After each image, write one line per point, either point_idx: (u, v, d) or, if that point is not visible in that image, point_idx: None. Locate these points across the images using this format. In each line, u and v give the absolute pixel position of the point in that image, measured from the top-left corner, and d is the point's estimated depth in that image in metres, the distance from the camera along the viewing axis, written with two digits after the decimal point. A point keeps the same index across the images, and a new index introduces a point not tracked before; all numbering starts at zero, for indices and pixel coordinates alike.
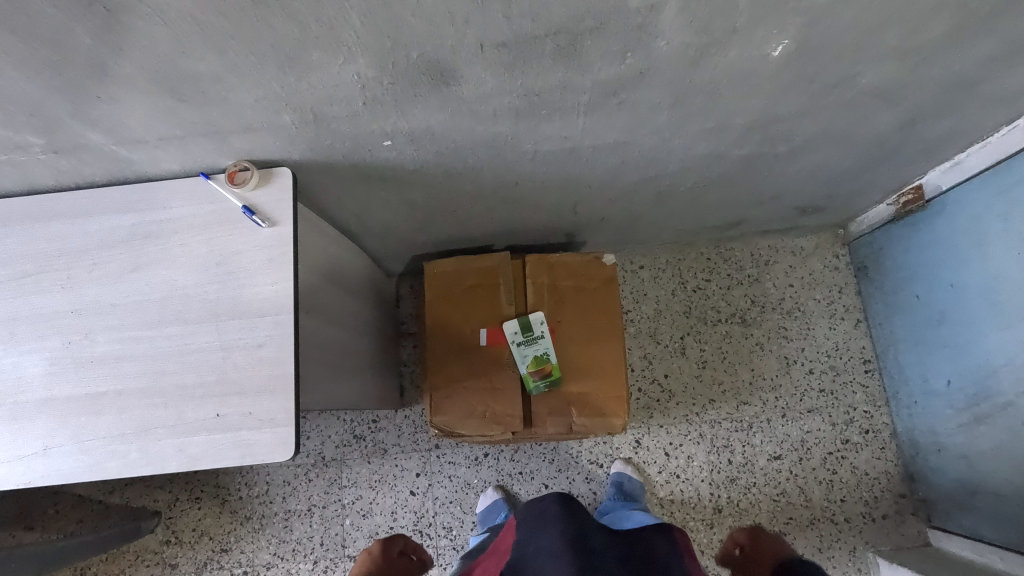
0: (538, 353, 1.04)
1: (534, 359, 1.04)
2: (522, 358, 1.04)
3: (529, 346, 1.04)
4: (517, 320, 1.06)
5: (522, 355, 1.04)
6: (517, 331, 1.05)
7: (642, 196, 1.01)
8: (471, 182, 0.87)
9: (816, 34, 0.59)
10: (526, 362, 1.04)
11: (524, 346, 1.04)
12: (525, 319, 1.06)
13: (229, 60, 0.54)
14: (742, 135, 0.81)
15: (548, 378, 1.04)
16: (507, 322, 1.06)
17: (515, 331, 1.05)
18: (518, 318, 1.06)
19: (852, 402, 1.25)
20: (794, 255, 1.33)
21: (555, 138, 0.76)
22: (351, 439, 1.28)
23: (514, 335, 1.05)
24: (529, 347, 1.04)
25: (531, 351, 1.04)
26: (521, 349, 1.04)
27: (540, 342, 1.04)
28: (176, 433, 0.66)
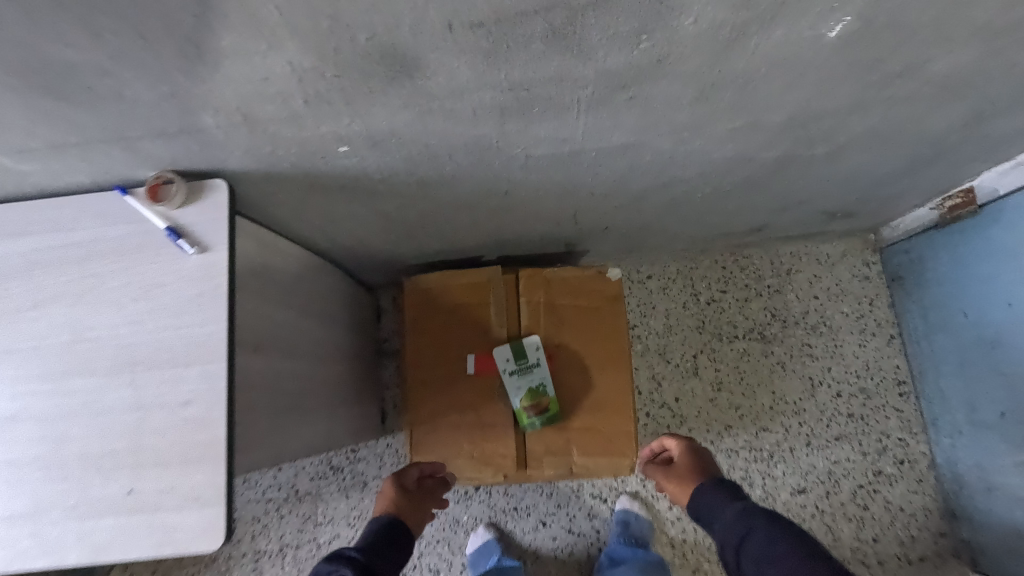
0: (533, 385, 0.91)
1: (528, 392, 0.90)
2: (515, 390, 0.91)
3: (523, 376, 0.91)
4: (510, 345, 0.92)
5: (515, 387, 0.91)
6: (509, 358, 0.92)
7: (652, 204, 0.88)
8: (452, 191, 0.74)
9: (888, 9, 0.46)
10: (520, 396, 0.91)
11: (518, 376, 0.91)
12: (518, 344, 0.92)
13: (111, 47, 0.40)
14: (776, 136, 0.68)
15: (544, 413, 0.90)
16: (498, 347, 0.93)
17: (507, 359, 0.92)
18: (510, 343, 0.93)
19: (884, 429, 1.12)
20: (819, 263, 1.19)
21: (550, 140, 0.62)
22: (327, 471, 1.16)
23: (506, 363, 0.92)
24: (523, 378, 0.91)
25: (525, 382, 0.91)
26: (513, 380, 0.91)
27: (536, 372, 0.91)
28: (79, 515, 0.53)
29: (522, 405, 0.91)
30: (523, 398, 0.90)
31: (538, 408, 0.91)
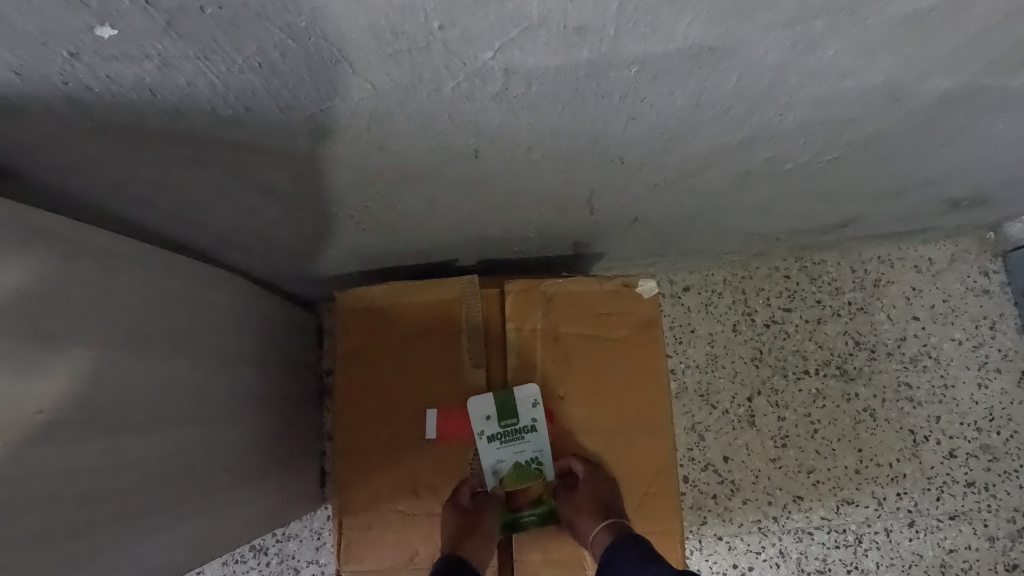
0: (526, 461, 0.62)
1: (517, 470, 0.62)
2: (500, 467, 0.61)
3: (511, 448, 0.61)
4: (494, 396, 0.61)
5: (499, 463, 0.61)
6: (490, 420, 0.61)
7: (713, 182, 0.56)
8: (381, 148, 0.42)
9: None
10: (505, 475, 0.62)
11: (503, 448, 0.61)
12: (506, 398, 0.61)
13: None
14: (974, 39, 0.36)
15: (538, 506, 0.62)
16: (475, 399, 0.62)
17: (488, 420, 0.61)
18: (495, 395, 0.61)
19: (1018, 505, 0.80)
20: (920, 271, 0.87)
21: (554, 30, 0.31)
22: (245, 554, 0.84)
23: (486, 426, 0.61)
24: (511, 451, 0.61)
25: (514, 457, 0.61)
26: (497, 453, 0.61)
27: (531, 441, 0.62)
28: None
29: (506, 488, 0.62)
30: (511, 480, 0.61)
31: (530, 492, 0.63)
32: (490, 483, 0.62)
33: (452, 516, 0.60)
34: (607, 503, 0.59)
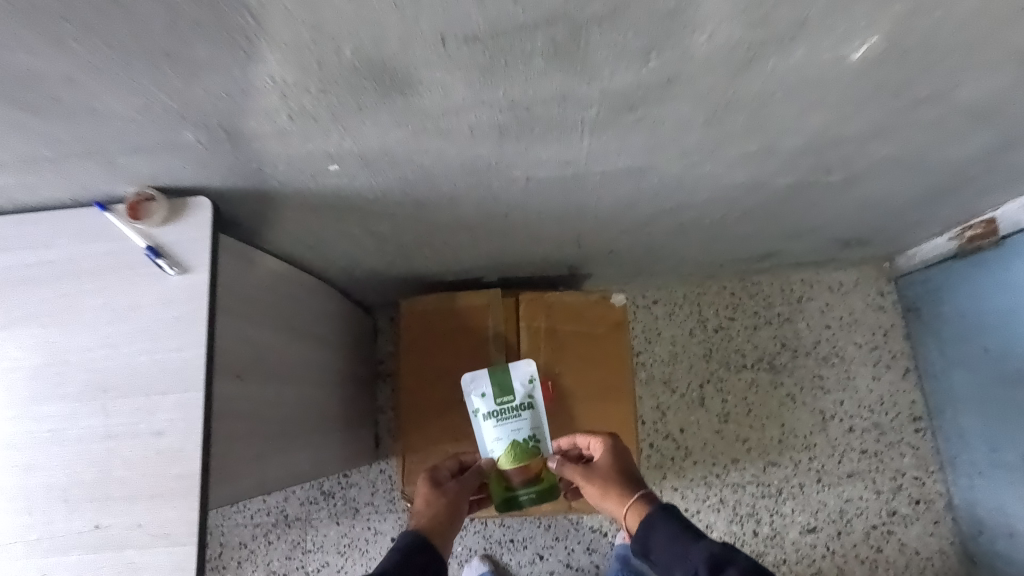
0: (524, 433, 0.72)
1: (513, 446, 0.71)
2: (500, 438, 0.71)
3: (510, 420, 0.72)
4: (492, 376, 0.73)
5: (499, 435, 0.71)
6: (492, 395, 0.73)
7: (660, 228, 0.84)
8: (449, 211, 0.70)
9: (918, 29, 0.42)
10: (505, 447, 0.71)
11: (503, 421, 0.72)
12: (505, 376, 0.73)
13: (77, 56, 0.37)
14: (790, 161, 0.64)
15: (531, 486, 0.72)
16: (477, 376, 0.74)
17: (489, 395, 0.73)
18: (494, 373, 0.74)
19: (899, 467, 1.07)
20: (831, 291, 1.15)
21: (553, 161, 0.59)
22: (318, 497, 1.11)
23: (488, 401, 0.73)
24: (511, 423, 0.72)
25: (514, 429, 0.72)
26: (498, 425, 0.72)
27: (526, 419, 0.72)
28: (43, 549, 0.50)
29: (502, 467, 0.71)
30: (510, 451, 0.71)
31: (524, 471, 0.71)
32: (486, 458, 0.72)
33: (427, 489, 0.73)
34: (626, 473, 0.70)
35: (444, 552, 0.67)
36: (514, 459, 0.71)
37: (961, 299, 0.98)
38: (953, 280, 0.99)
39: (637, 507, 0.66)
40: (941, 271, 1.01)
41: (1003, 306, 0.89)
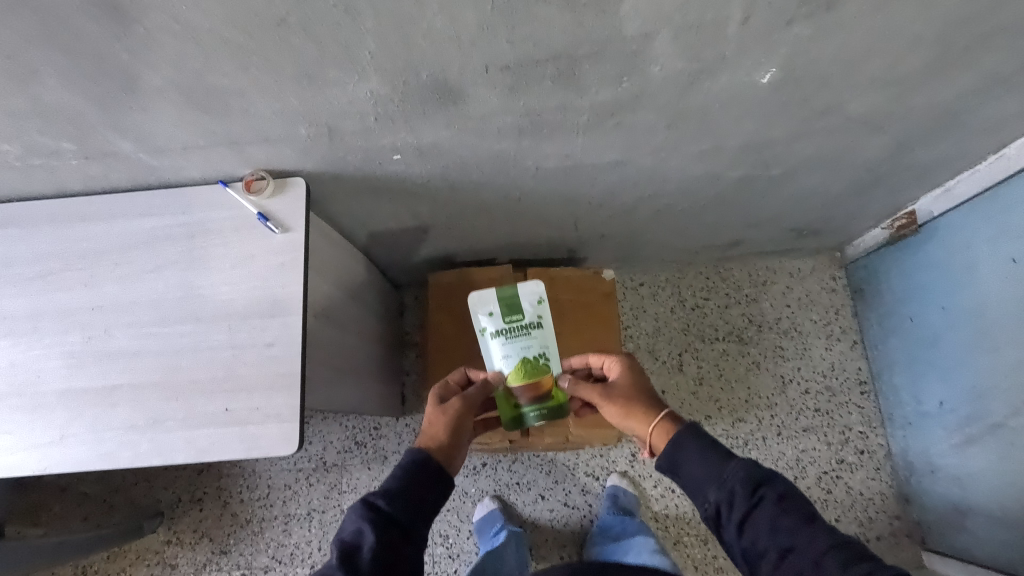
0: (532, 348, 0.85)
1: (523, 360, 0.84)
2: (510, 351, 0.85)
3: (520, 336, 0.85)
4: (503, 299, 0.85)
5: (510, 348, 0.85)
6: (502, 314, 0.85)
7: (641, 214, 1.05)
8: (475, 196, 0.91)
9: (802, 62, 0.63)
10: (515, 359, 0.84)
11: (513, 336, 0.85)
12: (515, 297, 0.86)
13: (251, 75, 0.58)
14: (736, 157, 0.85)
15: (535, 406, 0.85)
16: (489, 299, 0.85)
17: (501, 314, 0.85)
18: (505, 294, 0.85)
19: (847, 422, 1.26)
20: (791, 276, 1.35)
21: (556, 155, 0.79)
22: (352, 446, 1.30)
23: (498, 319, 0.85)
24: (520, 338, 0.85)
25: (523, 344, 0.85)
26: (508, 340, 0.85)
27: (534, 337, 0.85)
28: (186, 425, 0.69)
29: (513, 385, 0.84)
30: (520, 363, 0.84)
31: (534, 391, 0.85)
32: (499, 370, 0.85)
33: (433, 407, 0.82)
34: (642, 391, 0.83)
35: (447, 459, 0.77)
36: (524, 371, 0.84)
37: (894, 276, 1.17)
38: (889, 263, 1.19)
39: (660, 427, 0.77)
40: (879, 255, 1.21)
41: (929, 280, 1.08)
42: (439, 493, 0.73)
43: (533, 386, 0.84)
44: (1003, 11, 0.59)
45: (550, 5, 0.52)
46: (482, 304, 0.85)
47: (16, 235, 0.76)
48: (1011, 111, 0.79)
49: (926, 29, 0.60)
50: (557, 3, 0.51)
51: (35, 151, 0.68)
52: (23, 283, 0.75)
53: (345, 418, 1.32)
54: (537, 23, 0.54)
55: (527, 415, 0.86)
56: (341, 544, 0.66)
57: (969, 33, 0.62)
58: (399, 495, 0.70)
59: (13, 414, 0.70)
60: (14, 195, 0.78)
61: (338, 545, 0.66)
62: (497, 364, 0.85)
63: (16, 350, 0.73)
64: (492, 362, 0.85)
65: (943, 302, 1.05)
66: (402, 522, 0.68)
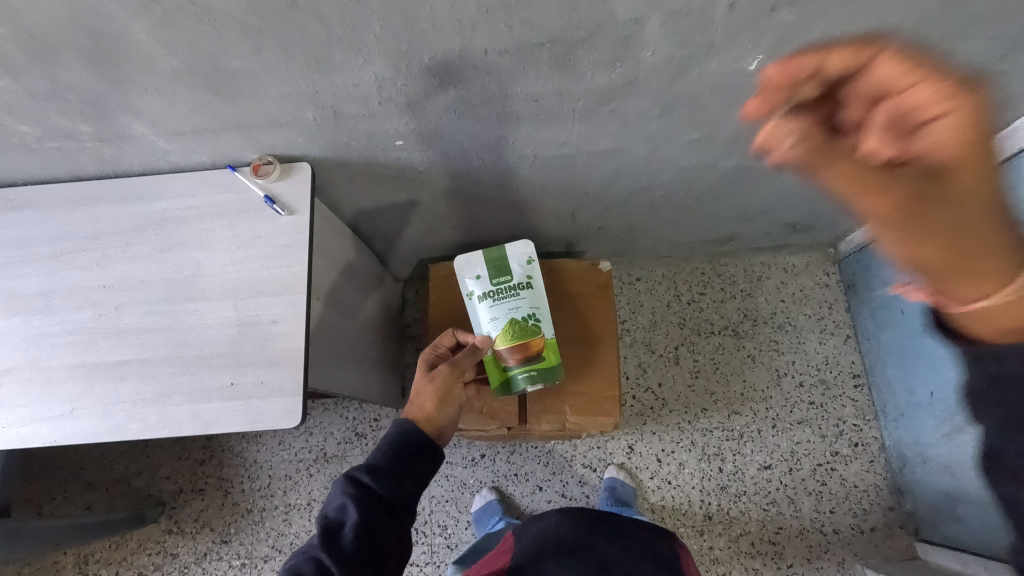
0: (520, 309, 0.89)
1: (510, 321, 0.88)
2: (500, 312, 0.89)
3: (509, 296, 0.89)
4: (491, 261, 0.90)
5: (500, 309, 0.89)
6: (491, 276, 0.89)
7: (638, 206, 1.07)
8: (475, 184, 0.93)
9: (788, 50, 0.66)
10: (506, 319, 0.88)
11: (503, 297, 0.89)
12: (504, 259, 0.90)
13: (262, 56, 0.61)
14: (728, 147, 0.87)
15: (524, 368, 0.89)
16: (477, 262, 0.90)
17: (489, 276, 0.89)
18: (493, 257, 0.90)
19: (841, 415, 1.28)
20: (785, 271, 1.37)
21: (553, 142, 0.82)
22: (352, 437, 1.31)
23: (488, 281, 0.89)
24: (510, 298, 0.89)
25: (513, 304, 0.89)
26: (498, 301, 0.89)
27: (521, 298, 0.89)
28: (192, 399, 0.71)
29: (501, 345, 0.88)
30: (510, 323, 0.88)
31: (522, 352, 0.88)
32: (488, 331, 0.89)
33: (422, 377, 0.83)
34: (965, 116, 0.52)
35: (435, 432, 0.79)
36: (513, 330, 0.87)
37: (884, 270, 1.20)
38: (878, 257, 1.22)
39: (960, 104, 0.50)
40: (870, 250, 1.24)
41: None
42: (430, 464, 0.76)
43: (521, 347, 0.88)
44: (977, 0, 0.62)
45: None
46: (472, 269, 0.90)
47: (32, 217, 0.79)
48: (992, 101, 0.82)
49: (904, 17, 0.63)
50: None
51: (53, 132, 0.71)
52: (38, 262, 0.78)
53: (346, 410, 1.33)
54: (534, 7, 0.57)
55: (516, 377, 0.89)
56: (325, 520, 0.68)
57: (946, 22, 0.65)
58: (385, 472, 0.72)
59: (25, 387, 0.73)
60: (31, 179, 0.81)
61: (323, 521, 0.68)
62: (487, 325, 0.89)
63: (29, 327, 0.75)
64: (483, 324, 0.90)
65: None
66: (389, 499, 0.70)
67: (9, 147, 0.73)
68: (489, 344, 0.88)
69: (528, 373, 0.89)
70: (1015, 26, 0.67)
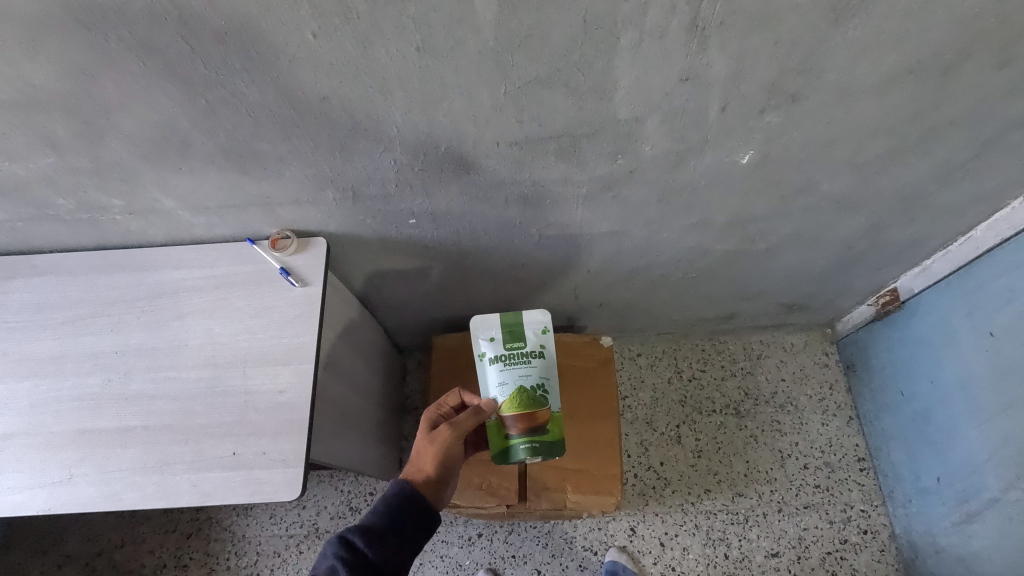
0: (531, 379, 0.87)
1: (518, 388, 0.86)
2: (510, 377, 0.87)
3: (521, 363, 0.88)
4: (508, 326, 0.89)
5: (510, 375, 0.87)
6: (505, 340, 0.88)
7: (637, 284, 1.10)
8: (481, 260, 0.97)
9: (776, 147, 0.72)
10: (514, 385, 0.86)
11: (514, 363, 0.88)
12: (519, 325, 0.89)
13: (292, 143, 0.67)
14: (724, 232, 0.92)
15: (526, 438, 0.86)
16: (493, 325, 0.89)
17: (502, 340, 0.88)
18: (509, 321, 0.89)
19: (848, 500, 1.25)
20: (785, 350, 1.38)
21: (558, 223, 0.86)
22: (347, 511, 1.27)
23: (501, 345, 0.88)
24: (522, 365, 0.87)
25: (524, 371, 0.87)
26: (509, 366, 0.87)
27: (536, 366, 0.88)
28: (193, 468, 0.71)
29: (506, 412, 0.86)
30: (519, 390, 0.86)
31: (526, 422, 0.86)
32: (495, 395, 0.87)
33: (425, 436, 0.83)
34: None
35: (432, 494, 0.78)
36: (521, 398, 0.86)
37: (883, 352, 1.21)
38: (877, 339, 1.23)
39: None
40: (867, 330, 1.26)
41: (916, 355, 1.12)
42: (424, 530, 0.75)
43: (527, 417, 0.86)
44: (948, 107, 0.68)
45: (555, 91, 0.61)
46: (487, 330, 0.89)
47: (54, 283, 0.82)
48: (970, 195, 0.87)
49: (881, 121, 0.69)
50: (561, 89, 0.60)
51: (86, 206, 0.75)
52: (54, 327, 0.80)
53: (342, 482, 1.30)
54: (544, 106, 0.63)
55: (517, 447, 0.87)
56: None
57: (921, 125, 0.71)
58: (382, 537, 0.71)
59: (25, 452, 0.72)
60: (57, 247, 0.85)
61: None
62: (494, 389, 0.87)
63: (36, 391, 0.76)
64: (490, 387, 0.87)
65: (932, 376, 1.08)
66: (380, 565, 0.69)
67: (42, 218, 0.77)
68: (495, 408, 0.86)
69: (529, 444, 0.87)
70: (986, 129, 0.72)
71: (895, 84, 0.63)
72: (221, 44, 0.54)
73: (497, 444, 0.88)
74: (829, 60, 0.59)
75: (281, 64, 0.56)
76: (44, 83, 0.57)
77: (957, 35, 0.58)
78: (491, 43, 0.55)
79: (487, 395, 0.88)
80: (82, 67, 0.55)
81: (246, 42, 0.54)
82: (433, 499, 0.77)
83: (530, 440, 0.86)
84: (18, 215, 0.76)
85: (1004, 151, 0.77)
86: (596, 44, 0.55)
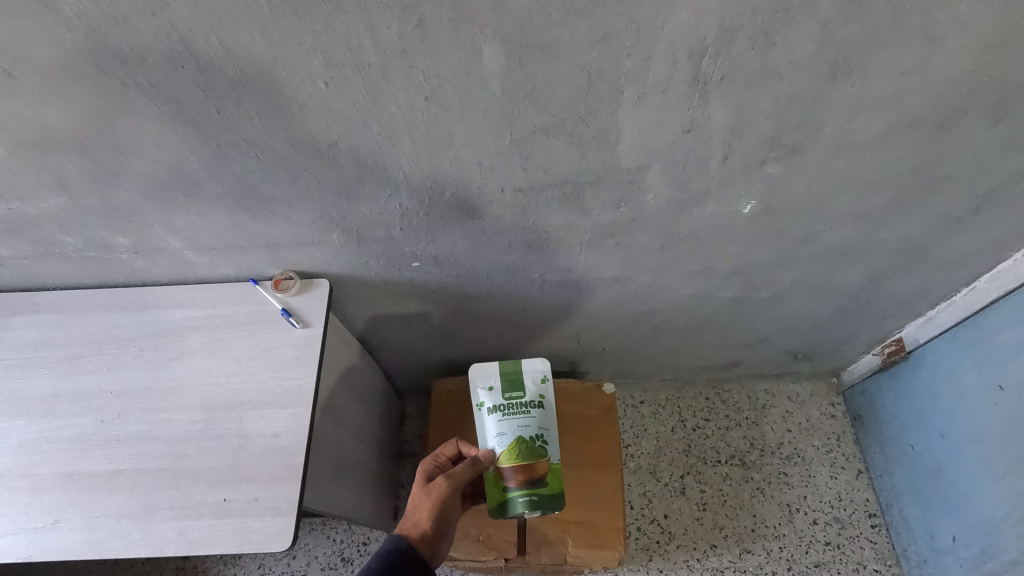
0: (531, 429, 0.85)
1: (517, 440, 0.84)
2: (509, 428, 0.85)
3: (520, 413, 0.86)
4: (507, 374, 0.87)
5: (508, 425, 0.85)
6: (504, 389, 0.86)
7: (640, 330, 1.09)
8: (484, 304, 0.97)
9: (778, 197, 0.72)
10: (512, 436, 0.85)
11: (513, 413, 0.86)
12: (518, 374, 0.88)
13: (299, 187, 0.67)
14: (727, 279, 0.92)
15: (525, 492, 0.84)
16: (491, 373, 0.87)
17: (501, 389, 0.86)
18: (508, 370, 0.88)
19: (860, 559, 1.19)
20: (790, 400, 1.36)
21: (561, 269, 0.86)
22: (338, 562, 1.23)
23: (500, 395, 0.86)
24: (521, 416, 0.86)
25: (522, 422, 0.86)
26: (508, 416, 0.85)
27: (536, 417, 0.86)
28: (181, 515, 0.69)
29: (503, 464, 0.83)
30: (517, 441, 0.84)
31: (524, 474, 0.84)
32: (492, 447, 0.84)
33: (420, 489, 0.81)
34: None
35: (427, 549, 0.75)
36: (519, 449, 0.84)
37: (891, 402, 1.19)
38: (884, 390, 1.21)
39: None
40: (874, 380, 1.24)
41: (925, 407, 1.09)
42: None
43: (525, 468, 0.83)
44: (947, 161, 0.69)
45: (559, 140, 0.62)
46: (486, 379, 0.87)
47: (55, 320, 0.82)
48: (973, 245, 0.87)
49: (880, 174, 0.70)
50: (565, 139, 0.62)
51: (92, 244, 0.76)
52: (51, 364, 0.79)
53: (335, 531, 1.26)
54: (548, 154, 0.64)
55: (515, 500, 0.84)
56: None
57: (921, 178, 0.72)
58: None
59: (10, 495, 0.70)
60: (61, 284, 0.85)
61: None
62: (492, 440, 0.85)
63: (26, 431, 0.74)
64: (487, 437, 0.85)
65: (943, 430, 1.05)
66: None
67: (48, 256, 0.78)
68: (492, 459, 0.84)
69: (528, 498, 0.84)
70: (984, 183, 0.73)
71: (893, 138, 0.65)
72: (235, 91, 0.55)
73: (495, 498, 0.85)
74: (827, 115, 0.61)
75: (293, 110, 0.58)
76: (60, 125, 0.58)
77: (951, 93, 0.59)
78: (497, 94, 0.56)
79: (485, 446, 0.85)
80: (98, 110, 0.57)
81: (258, 89, 0.55)
82: (428, 556, 0.74)
83: (530, 494, 0.84)
84: (24, 253, 0.77)
85: (1004, 204, 0.77)
86: (599, 96, 0.57)
